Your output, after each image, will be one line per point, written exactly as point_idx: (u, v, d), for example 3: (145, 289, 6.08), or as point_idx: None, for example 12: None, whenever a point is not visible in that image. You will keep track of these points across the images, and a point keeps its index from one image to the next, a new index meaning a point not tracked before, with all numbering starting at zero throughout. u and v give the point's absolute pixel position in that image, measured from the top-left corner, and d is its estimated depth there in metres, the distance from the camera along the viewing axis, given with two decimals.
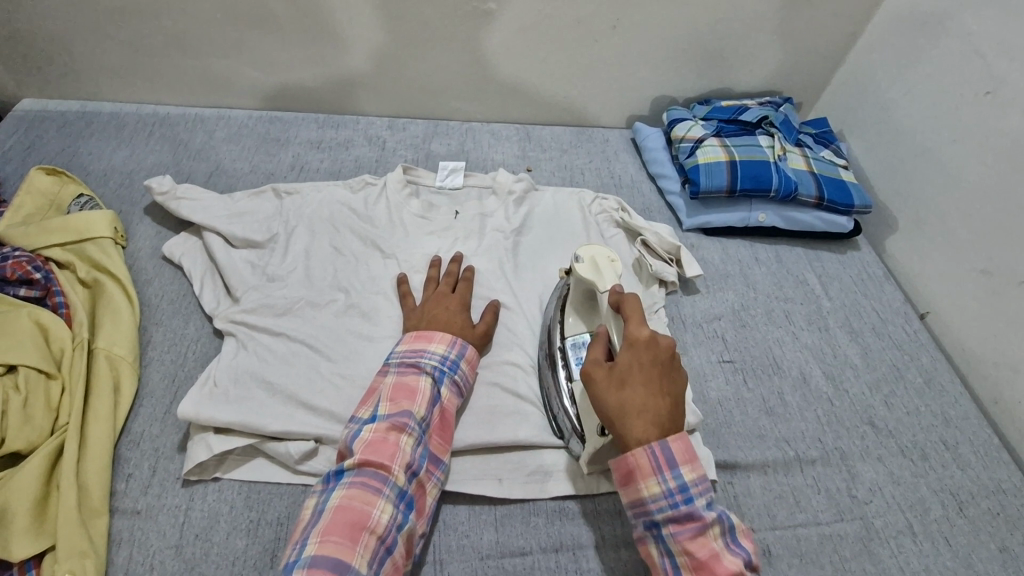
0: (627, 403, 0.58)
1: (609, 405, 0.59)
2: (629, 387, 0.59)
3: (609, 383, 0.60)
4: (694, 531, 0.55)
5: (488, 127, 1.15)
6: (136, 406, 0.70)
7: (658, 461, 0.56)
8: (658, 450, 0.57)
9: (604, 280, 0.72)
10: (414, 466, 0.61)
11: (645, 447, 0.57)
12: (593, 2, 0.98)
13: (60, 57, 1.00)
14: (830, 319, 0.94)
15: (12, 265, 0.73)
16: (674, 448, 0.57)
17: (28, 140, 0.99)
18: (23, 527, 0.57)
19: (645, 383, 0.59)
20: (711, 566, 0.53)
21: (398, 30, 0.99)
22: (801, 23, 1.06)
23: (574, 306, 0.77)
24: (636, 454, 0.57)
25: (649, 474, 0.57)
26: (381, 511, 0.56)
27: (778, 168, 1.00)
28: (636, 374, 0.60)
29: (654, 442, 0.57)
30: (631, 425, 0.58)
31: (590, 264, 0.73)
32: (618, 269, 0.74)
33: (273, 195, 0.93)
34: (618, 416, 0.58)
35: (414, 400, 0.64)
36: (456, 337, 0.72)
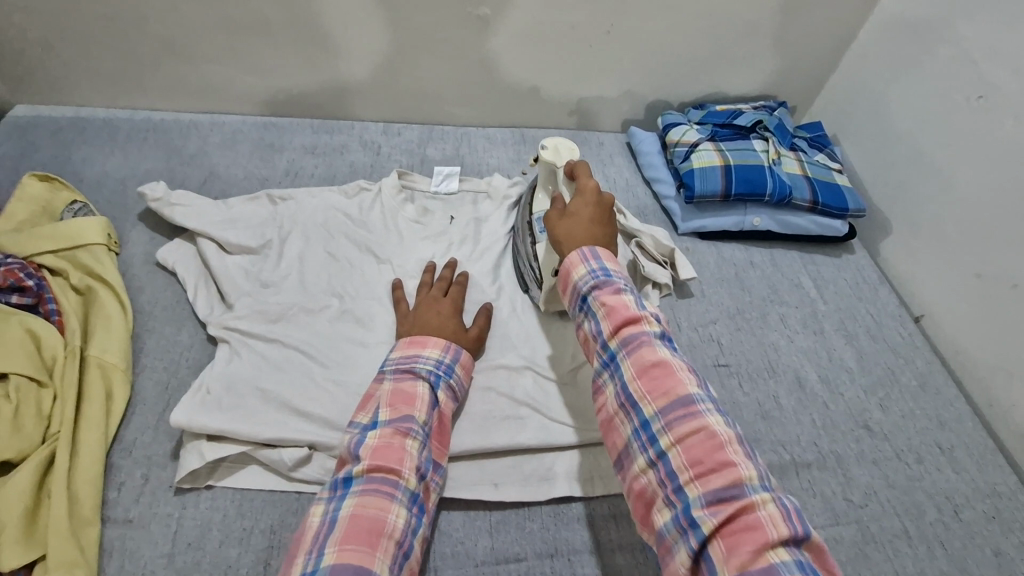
0: (568, 234, 0.69)
1: (554, 236, 0.70)
2: (570, 223, 0.69)
3: (557, 215, 0.71)
4: (636, 335, 0.59)
5: (483, 132, 1.15)
6: (129, 414, 0.70)
7: (584, 254, 0.66)
8: (588, 250, 0.67)
9: (562, 160, 0.79)
10: (421, 469, 0.61)
11: (578, 250, 0.67)
12: (586, 8, 0.98)
13: (53, 63, 1.00)
14: (824, 322, 0.94)
15: (3, 273, 0.73)
16: (610, 280, 0.64)
17: (21, 146, 0.99)
18: (13, 537, 0.57)
19: (586, 224, 0.69)
20: (653, 366, 0.57)
21: (393, 36, 0.99)
22: (794, 28, 1.06)
23: (545, 185, 0.84)
24: (568, 256, 0.67)
25: (588, 273, 0.65)
26: (396, 515, 0.57)
27: (772, 172, 1.00)
28: (582, 216, 0.70)
29: (582, 246, 0.68)
30: (575, 272, 0.66)
31: (552, 151, 0.80)
32: (578, 157, 0.80)
33: (267, 201, 0.93)
34: (559, 244, 0.69)
35: (414, 405, 0.64)
36: (450, 342, 0.72)
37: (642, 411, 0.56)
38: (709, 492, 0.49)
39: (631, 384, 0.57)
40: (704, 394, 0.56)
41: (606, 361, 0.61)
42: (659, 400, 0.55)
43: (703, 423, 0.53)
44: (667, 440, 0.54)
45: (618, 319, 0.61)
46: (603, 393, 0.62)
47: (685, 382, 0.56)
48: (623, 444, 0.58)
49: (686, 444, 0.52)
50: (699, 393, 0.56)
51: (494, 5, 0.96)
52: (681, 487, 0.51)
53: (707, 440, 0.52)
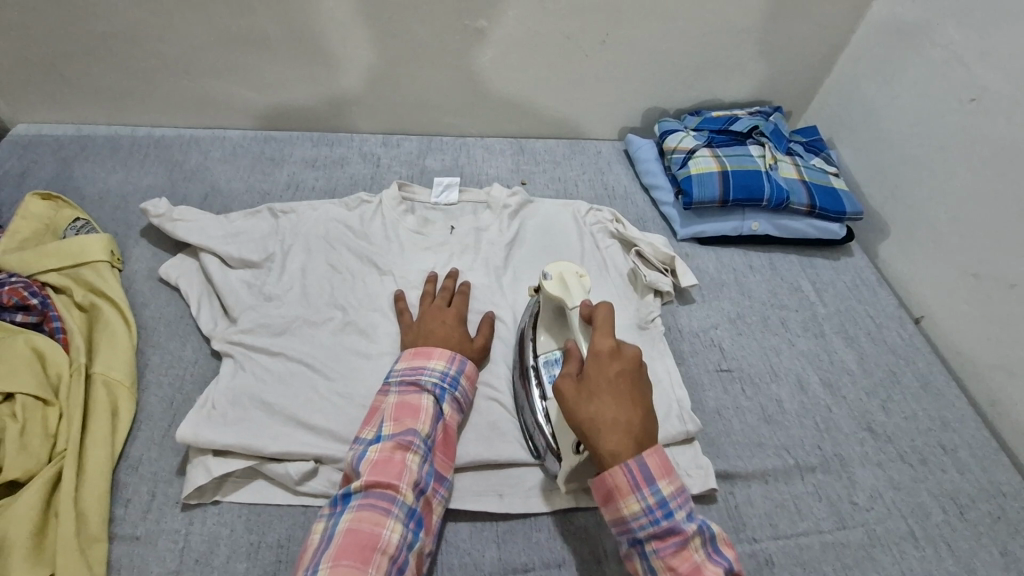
0: (600, 422, 0.58)
1: (580, 420, 0.59)
2: (601, 402, 0.59)
3: (582, 397, 0.60)
4: (635, 490, 0.56)
5: (481, 142, 1.16)
6: (134, 430, 0.70)
7: (634, 481, 0.56)
8: (634, 471, 0.56)
9: (574, 298, 0.72)
10: (421, 483, 0.61)
11: (622, 465, 0.56)
12: (582, 18, 0.99)
13: (54, 82, 1.00)
14: (825, 325, 0.94)
15: (8, 291, 0.73)
16: (617, 427, 0.57)
17: (23, 165, 0.99)
18: (22, 557, 0.57)
19: (615, 395, 0.59)
20: (655, 524, 0.55)
21: (391, 49, 1.00)
22: (787, 34, 1.07)
23: (546, 321, 0.77)
24: (613, 474, 0.56)
25: (628, 484, 0.56)
26: (391, 530, 0.56)
27: (769, 177, 1.01)
28: (605, 389, 0.59)
29: (627, 459, 0.57)
30: (579, 408, 0.60)
31: (556, 281, 0.73)
32: (586, 286, 0.74)
33: (268, 214, 0.93)
34: (589, 433, 0.58)
35: (418, 418, 0.64)
36: (455, 353, 0.72)
37: (641, 547, 0.57)
38: None
39: None
40: None
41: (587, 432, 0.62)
42: (658, 546, 0.56)
43: None
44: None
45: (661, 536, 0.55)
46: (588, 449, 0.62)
47: None
48: None
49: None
50: None
51: (490, 17, 0.97)
52: None
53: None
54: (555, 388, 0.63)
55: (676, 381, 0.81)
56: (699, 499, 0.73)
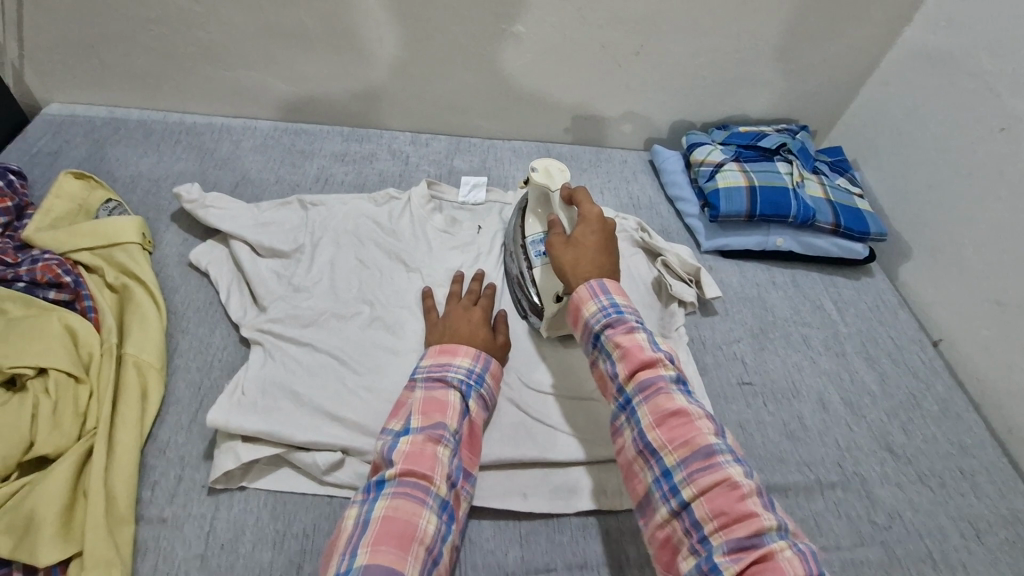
0: (568, 261, 0.71)
1: (560, 264, 0.71)
2: (569, 250, 0.71)
3: (563, 243, 0.73)
4: (652, 381, 0.61)
5: (509, 145, 1.17)
6: (162, 413, 0.70)
7: (593, 289, 0.68)
8: (597, 284, 0.68)
9: (556, 182, 0.80)
10: (452, 477, 0.61)
11: (585, 283, 0.68)
12: (618, 28, 1.00)
13: (90, 64, 1.01)
14: (846, 344, 0.95)
15: (42, 269, 0.74)
16: (621, 316, 0.65)
17: (56, 144, 1.00)
18: (51, 533, 0.57)
19: (592, 241, 0.72)
20: (673, 416, 0.58)
21: (426, 48, 1.01)
22: (818, 55, 1.08)
23: (534, 208, 0.86)
24: (577, 291, 0.68)
25: (597, 308, 0.66)
26: (427, 520, 0.56)
27: (796, 194, 1.02)
28: (588, 246, 0.71)
29: (592, 280, 0.69)
30: (585, 309, 0.67)
31: (543, 173, 0.82)
32: (568, 180, 0.82)
33: (298, 206, 0.93)
34: (564, 275, 0.71)
35: (446, 413, 0.64)
36: (479, 351, 0.72)
37: (663, 460, 0.57)
38: (731, 538, 0.51)
39: (650, 434, 0.59)
40: (723, 442, 0.58)
41: (594, 341, 0.67)
42: (681, 449, 0.56)
43: (724, 473, 0.54)
44: (690, 492, 0.54)
45: (633, 363, 0.62)
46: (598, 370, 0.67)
47: (704, 431, 0.57)
48: (644, 490, 0.59)
49: (709, 496, 0.53)
50: (718, 441, 0.57)
51: (528, 22, 0.98)
52: (704, 535, 0.53)
53: (730, 492, 0.53)
54: (547, 244, 0.74)
55: (699, 394, 0.81)
56: None
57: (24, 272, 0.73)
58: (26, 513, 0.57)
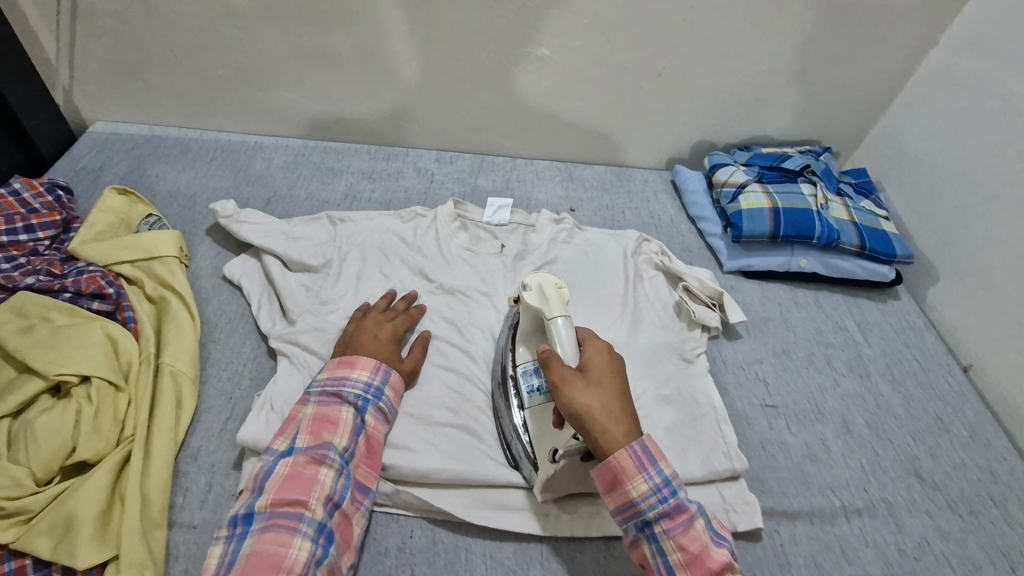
0: (595, 408, 0.62)
1: (579, 408, 0.61)
2: (586, 394, 0.62)
3: (579, 381, 0.63)
4: (685, 524, 0.59)
5: (532, 164, 1.19)
6: (195, 421, 0.72)
7: (640, 459, 0.60)
8: (642, 446, 0.60)
9: (552, 309, 0.70)
10: (336, 497, 0.61)
11: (628, 448, 0.60)
12: (641, 52, 1.02)
13: (135, 85, 1.06)
14: (871, 367, 0.94)
15: (87, 280, 0.78)
16: (677, 503, 0.59)
17: (100, 160, 1.05)
18: (88, 536, 0.59)
19: (603, 396, 0.63)
20: (703, 562, 0.57)
21: (454, 71, 1.04)
22: (842, 78, 1.09)
23: (527, 331, 0.77)
24: (619, 457, 0.59)
25: (649, 485, 0.59)
26: (298, 548, 0.56)
27: (820, 216, 1.01)
28: (608, 390, 0.63)
29: (632, 441, 0.61)
30: (632, 484, 0.59)
31: (536, 293, 0.72)
32: (565, 299, 0.72)
33: (327, 221, 0.96)
34: (586, 421, 0.61)
35: (335, 432, 0.65)
36: (380, 362, 0.72)
37: None
38: None
39: None
40: None
41: (641, 525, 0.60)
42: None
43: None
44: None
45: (665, 503, 0.59)
46: (608, 480, 0.63)
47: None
48: None
49: None
50: None
51: (553, 46, 1.01)
52: None
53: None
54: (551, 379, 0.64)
55: (722, 418, 0.81)
56: (743, 534, 0.73)
57: (69, 283, 0.77)
58: (67, 516, 0.59)
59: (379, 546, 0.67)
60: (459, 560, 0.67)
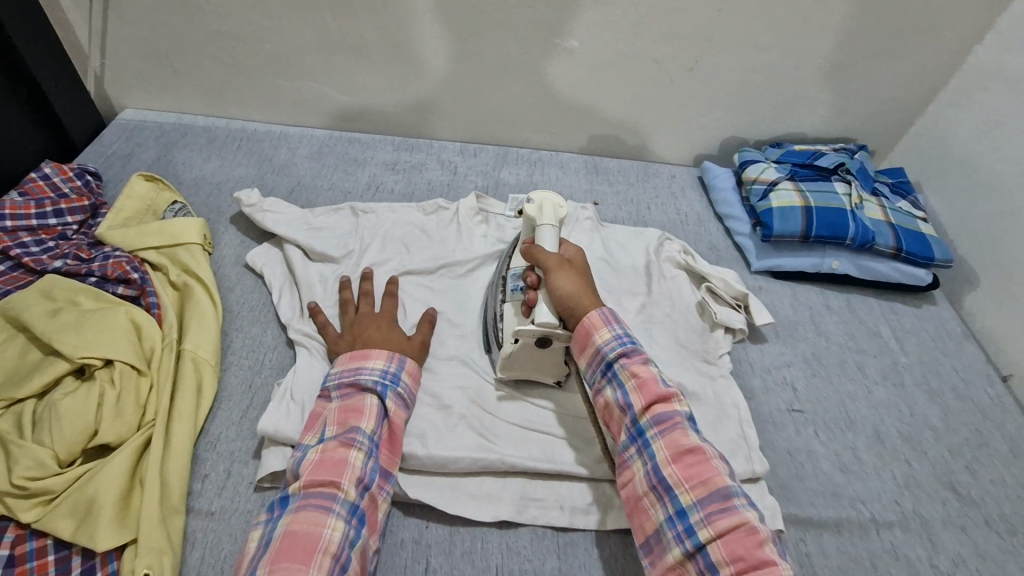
0: (580, 291, 0.70)
1: (561, 295, 0.70)
2: (567, 278, 0.71)
3: (565, 271, 0.71)
4: (670, 417, 0.62)
5: (557, 159, 1.17)
6: (215, 407, 0.72)
7: (606, 317, 0.68)
8: (609, 311, 0.69)
9: (543, 218, 0.77)
10: (366, 480, 0.61)
11: (598, 307, 0.70)
12: (673, 44, 1.00)
13: (163, 73, 1.06)
14: (906, 375, 0.90)
15: (113, 265, 0.78)
16: (635, 347, 0.67)
17: (129, 147, 1.06)
18: (108, 519, 0.59)
19: (583, 282, 0.72)
20: (688, 453, 0.60)
21: (480, 62, 1.02)
22: (883, 74, 1.05)
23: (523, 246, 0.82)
24: (590, 315, 0.68)
25: (612, 335, 0.67)
26: (332, 528, 0.56)
27: (855, 216, 0.98)
28: (582, 277, 0.73)
29: (601, 307, 0.70)
30: (598, 334, 0.68)
31: (536, 206, 0.78)
32: (560, 216, 0.78)
33: (349, 212, 0.96)
34: (569, 304, 0.69)
35: (361, 417, 0.65)
36: (395, 352, 0.71)
37: (677, 499, 0.58)
38: None
39: (665, 470, 0.60)
40: (736, 484, 0.59)
41: (604, 370, 0.67)
42: (698, 489, 0.58)
43: (741, 516, 0.55)
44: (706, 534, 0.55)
45: (648, 394, 0.64)
46: (603, 399, 0.67)
47: (720, 472, 0.59)
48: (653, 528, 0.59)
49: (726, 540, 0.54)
50: (732, 484, 0.59)
51: (582, 37, 0.99)
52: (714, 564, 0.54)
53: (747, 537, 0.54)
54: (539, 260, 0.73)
55: (745, 420, 0.78)
56: None
57: (97, 268, 0.78)
58: (88, 498, 0.60)
59: (395, 538, 0.66)
60: (475, 553, 0.66)
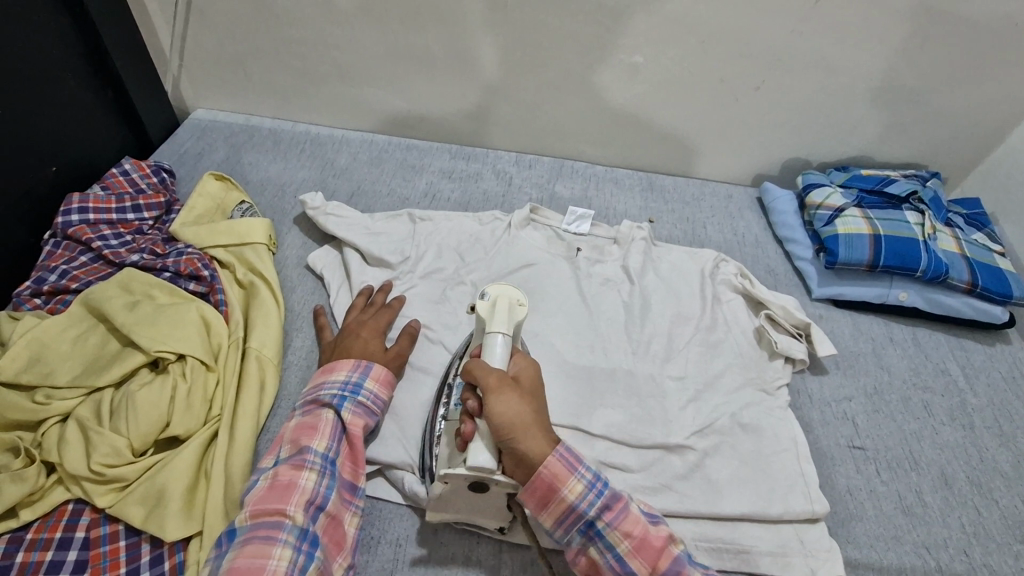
0: (519, 420, 0.58)
1: (499, 416, 0.57)
2: (509, 401, 0.59)
3: (506, 392, 0.59)
4: (656, 545, 0.56)
5: (612, 173, 1.16)
6: (275, 405, 0.74)
7: (568, 461, 0.58)
8: (571, 450, 0.58)
9: (495, 321, 0.65)
10: (318, 500, 0.59)
11: (553, 449, 0.58)
12: (741, 62, 0.98)
13: (236, 76, 1.10)
14: (976, 418, 0.86)
15: (185, 261, 0.81)
16: (610, 493, 0.58)
17: (200, 146, 1.10)
18: (176, 510, 0.61)
19: (525, 404, 0.60)
20: None
21: (543, 75, 1.03)
22: (961, 100, 1.00)
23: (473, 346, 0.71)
24: (550, 465, 0.57)
25: (584, 487, 0.57)
26: (279, 557, 0.53)
27: (927, 247, 0.93)
28: (524, 406, 0.59)
29: (557, 443, 0.59)
30: (566, 488, 0.57)
31: (489, 304, 0.67)
32: (519, 317, 0.67)
33: (407, 219, 0.97)
34: (511, 432, 0.57)
35: (315, 435, 0.63)
36: (360, 358, 0.71)
37: None
38: None
39: None
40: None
41: (582, 530, 0.58)
42: None
43: None
44: None
45: (638, 554, 0.56)
46: (586, 557, 0.59)
47: None
48: None
49: None
50: None
51: (648, 53, 0.98)
52: None
53: None
54: (476, 380, 0.60)
55: (803, 455, 0.76)
56: None
57: (170, 263, 0.81)
58: (158, 488, 0.62)
59: (446, 550, 0.66)
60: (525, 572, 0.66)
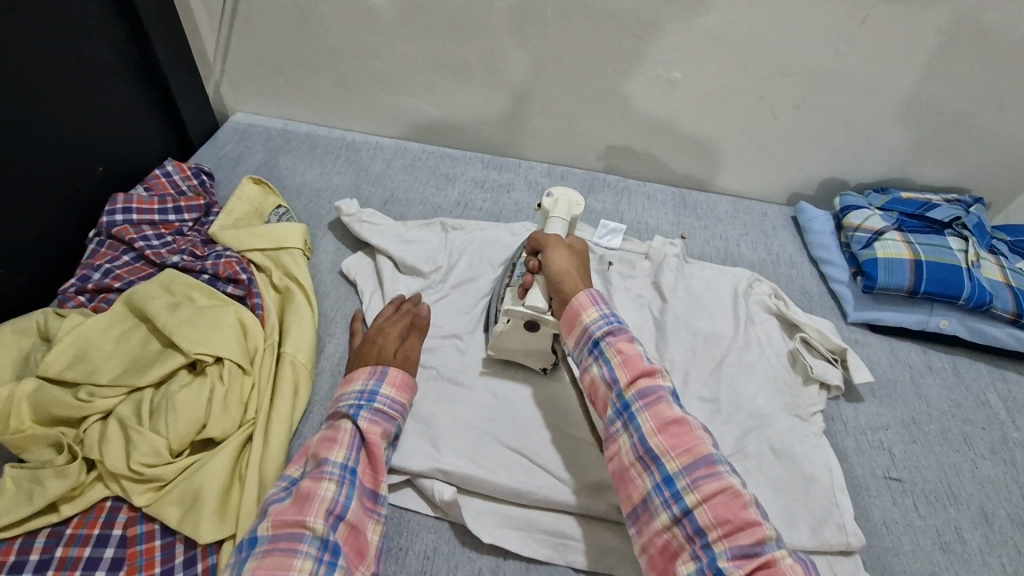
0: (568, 270, 0.73)
1: (554, 270, 0.73)
2: (562, 257, 0.75)
3: (559, 251, 0.76)
4: (693, 452, 0.57)
5: (644, 188, 1.15)
6: (307, 411, 0.75)
7: (612, 344, 0.65)
8: (615, 338, 0.66)
9: (557, 210, 0.82)
10: (337, 510, 0.58)
11: (586, 290, 0.71)
12: (782, 81, 0.97)
13: (276, 82, 1.12)
14: (1018, 453, 0.83)
15: (224, 264, 0.83)
16: (648, 380, 0.63)
17: (239, 149, 1.12)
18: (211, 512, 0.62)
19: (574, 267, 0.74)
20: (718, 492, 0.54)
21: (579, 89, 1.03)
22: (1009, 125, 0.98)
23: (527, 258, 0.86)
24: (579, 296, 0.70)
25: (623, 370, 0.63)
26: (299, 569, 0.53)
27: (970, 275, 0.91)
28: (575, 262, 0.75)
29: (590, 290, 0.71)
30: (605, 368, 0.64)
31: (553, 199, 0.84)
32: (575, 212, 0.84)
33: (439, 228, 0.97)
34: (561, 278, 0.73)
35: (334, 445, 0.62)
36: (376, 365, 0.71)
37: (709, 542, 0.53)
38: None
39: (695, 513, 0.54)
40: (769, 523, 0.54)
41: (617, 408, 0.62)
42: (731, 529, 0.53)
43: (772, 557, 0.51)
44: None
45: (669, 435, 0.58)
46: (616, 444, 0.62)
47: (751, 508, 0.54)
48: None
49: None
50: (765, 520, 0.54)
51: (687, 70, 0.97)
52: None
53: None
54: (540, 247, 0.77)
55: (838, 485, 0.74)
56: None
57: (210, 266, 0.83)
58: (194, 490, 0.63)
59: (473, 565, 0.66)
60: None
